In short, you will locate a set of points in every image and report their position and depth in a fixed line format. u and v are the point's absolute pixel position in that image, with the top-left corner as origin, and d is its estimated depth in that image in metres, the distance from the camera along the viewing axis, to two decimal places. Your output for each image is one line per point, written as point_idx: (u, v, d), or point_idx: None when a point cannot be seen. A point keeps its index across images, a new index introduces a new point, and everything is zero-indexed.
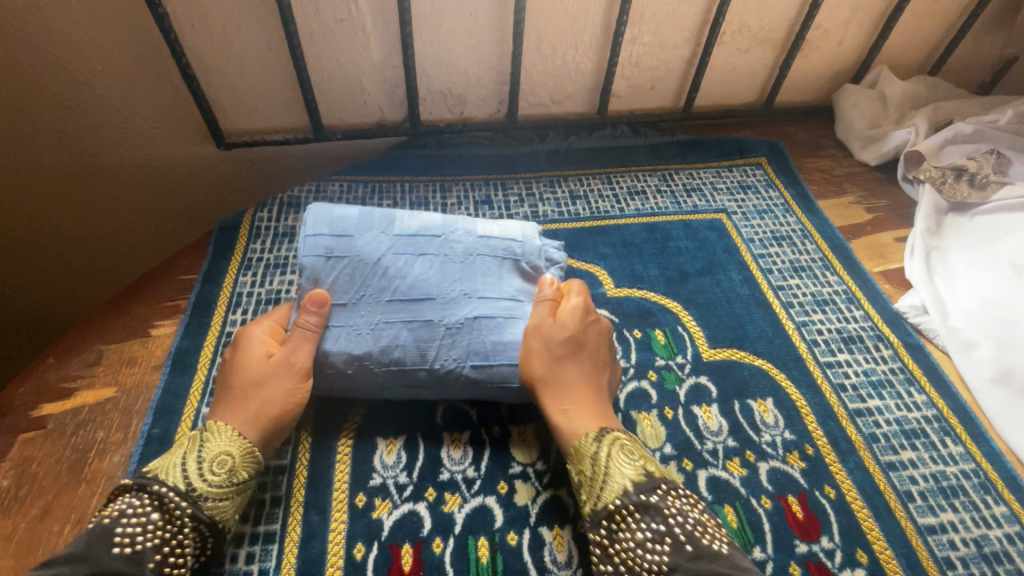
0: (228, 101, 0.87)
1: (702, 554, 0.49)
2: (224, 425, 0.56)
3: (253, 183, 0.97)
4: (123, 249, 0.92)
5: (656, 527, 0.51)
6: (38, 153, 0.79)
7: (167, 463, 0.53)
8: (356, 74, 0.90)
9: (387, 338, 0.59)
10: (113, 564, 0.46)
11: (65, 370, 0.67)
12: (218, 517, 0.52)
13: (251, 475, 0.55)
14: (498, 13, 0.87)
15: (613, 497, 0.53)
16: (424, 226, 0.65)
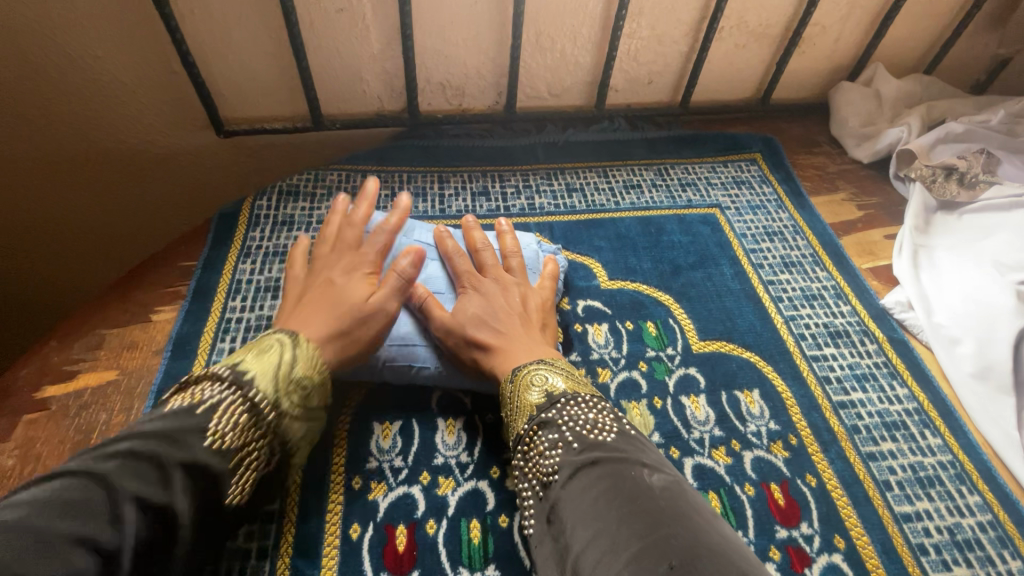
0: (229, 89, 0.88)
1: (587, 446, 0.50)
2: (310, 344, 0.58)
3: (252, 171, 0.98)
4: (125, 235, 0.93)
5: (551, 437, 0.53)
6: (39, 138, 0.79)
7: (259, 366, 0.54)
8: (356, 64, 0.91)
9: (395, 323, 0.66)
10: (204, 455, 0.47)
11: (69, 353, 0.68)
12: (290, 434, 0.54)
13: (320, 404, 0.58)
14: (497, 6, 0.88)
15: (523, 422, 0.56)
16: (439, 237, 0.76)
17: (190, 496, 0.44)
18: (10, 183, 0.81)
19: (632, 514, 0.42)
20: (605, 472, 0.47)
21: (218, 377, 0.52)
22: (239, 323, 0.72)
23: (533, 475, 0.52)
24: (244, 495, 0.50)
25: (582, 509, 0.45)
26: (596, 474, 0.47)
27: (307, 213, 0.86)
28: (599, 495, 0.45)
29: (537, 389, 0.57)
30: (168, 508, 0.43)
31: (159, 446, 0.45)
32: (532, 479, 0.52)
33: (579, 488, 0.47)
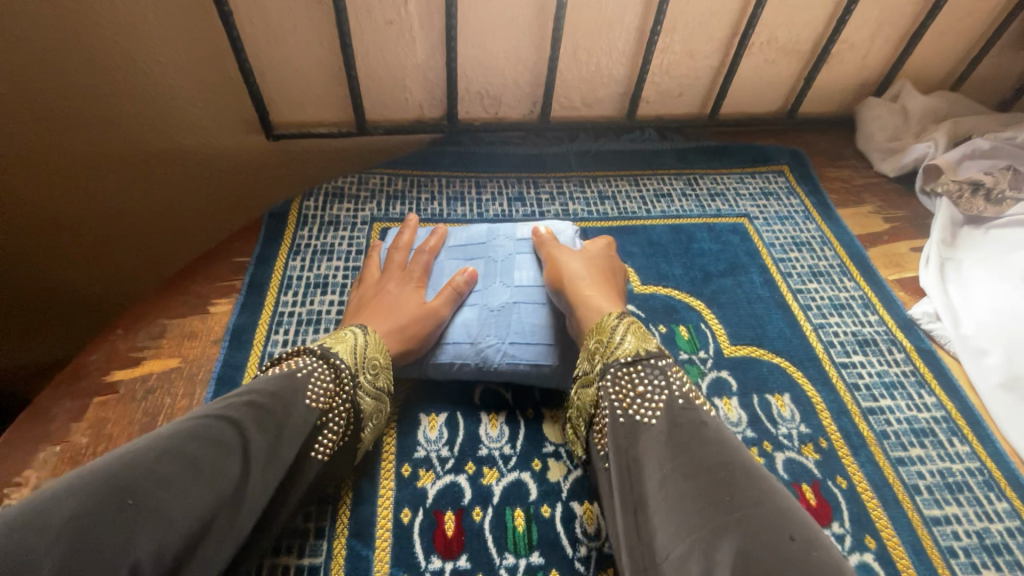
0: (280, 96, 0.93)
1: (691, 408, 0.52)
2: (374, 332, 0.65)
3: (298, 174, 1.03)
4: (176, 232, 0.98)
5: (657, 383, 0.55)
6: (99, 136, 0.82)
7: (341, 346, 0.62)
8: (400, 73, 0.94)
9: (454, 325, 0.70)
10: (304, 413, 0.54)
11: (134, 341, 0.72)
12: (362, 409, 0.61)
13: (387, 385, 0.64)
14: (538, 20, 0.91)
15: (625, 355, 0.58)
16: (472, 237, 0.80)
17: (296, 449, 0.52)
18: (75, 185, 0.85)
19: (714, 485, 0.44)
20: (698, 436, 0.49)
21: (314, 351, 0.60)
22: (291, 317, 0.76)
23: (625, 393, 0.55)
24: (329, 455, 0.57)
25: (664, 461, 0.48)
26: (695, 433, 0.49)
27: (351, 214, 0.90)
28: (684, 459, 0.47)
29: (631, 328, 0.62)
30: (280, 454, 0.51)
31: (270, 403, 0.52)
32: (623, 399, 0.55)
33: (666, 440, 0.49)
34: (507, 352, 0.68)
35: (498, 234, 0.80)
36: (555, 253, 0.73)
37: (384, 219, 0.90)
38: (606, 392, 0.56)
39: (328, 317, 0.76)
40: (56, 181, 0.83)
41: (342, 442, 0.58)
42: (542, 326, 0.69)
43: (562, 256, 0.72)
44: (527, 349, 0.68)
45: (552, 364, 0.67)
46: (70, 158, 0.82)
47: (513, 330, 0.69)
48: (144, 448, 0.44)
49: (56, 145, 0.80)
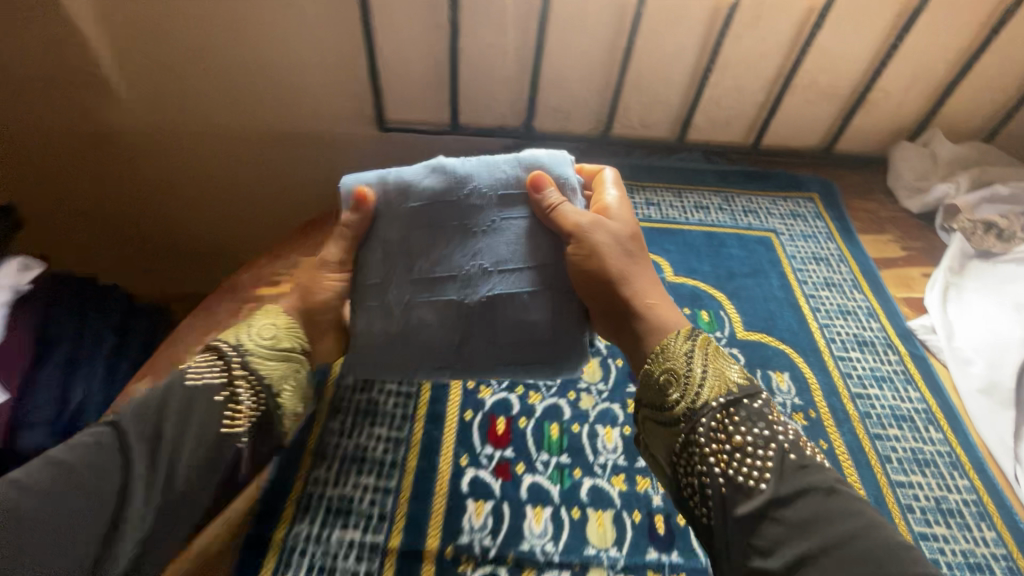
0: (395, 97, 1.16)
1: (799, 468, 0.55)
2: (277, 309, 0.69)
3: (398, 159, 1.26)
4: (303, 196, 1.27)
5: (760, 431, 0.58)
6: (257, 118, 1.13)
7: (231, 332, 0.66)
8: (492, 86, 1.16)
9: (389, 310, 0.67)
10: (183, 397, 0.59)
11: (275, 268, 0.95)
12: (269, 374, 0.63)
13: (294, 347, 0.67)
14: (609, 52, 1.11)
15: (715, 395, 0.60)
16: (439, 193, 0.67)
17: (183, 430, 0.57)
18: (237, 153, 1.18)
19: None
20: (822, 514, 0.52)
21: (203, 347, 0.64)
22: None
23: (722, 446, 0.57)
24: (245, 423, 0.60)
25: (793, 544, 0.51)
26: (816, 509, 0.52)
27: None
28: (817, 544, 0.50)
29: (703, 352, 0.64)
30: (166, 441, 0.56)
31: (146, 405, 0.58)
32: (720, 445, 0.57)
33: (794, 522, 0.52)
34: (495, 343, 0.68)
35: (471, 187, 0.68)
36: (583, 228, 0.66)
37: None
38: (705, 447, 0.58)
39: None
40: (231, 156, 1.18)
41: (256, 413, 0.61)
42: (548, 316, 0.67)
43: (591, 233, 0.66)
44: (529, 340, 0.68)
45: (555, 359, 0.69)
46: (236, 132, 1.15)
47: (503, 322, 0.67)
48: (28, 475, 0.51)
49: (229, 121, 1.13)
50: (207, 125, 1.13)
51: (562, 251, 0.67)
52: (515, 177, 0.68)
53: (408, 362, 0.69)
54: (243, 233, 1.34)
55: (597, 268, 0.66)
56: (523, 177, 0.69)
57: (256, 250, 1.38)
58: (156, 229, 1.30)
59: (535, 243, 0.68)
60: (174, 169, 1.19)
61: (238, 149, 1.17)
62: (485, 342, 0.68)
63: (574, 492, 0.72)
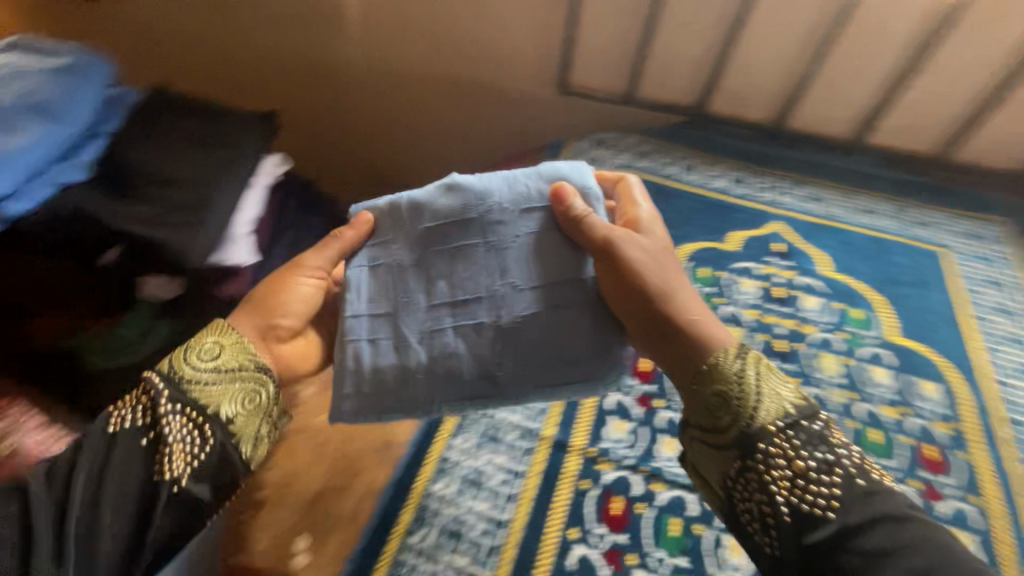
0: (582, 64, 1.25)
1: (868, 488, 0.54)
2: (229, 326, 0.67)
3: (568, 124, 1.35)
4: (478, 144, 1.42)
5: (822, 457, 0.56)
6: (458, 70, 1.28)
7: (170, 360, 0.62)
8: (675, 64, 1.22)
9: (403, 345, 0.63)
10: (98, 452, 0.57)
11: None
12: (209, 399, 0.60)
13: (238, 366, 0.63)
14: (805, 43, 1.12)
15: (772, 418, 0.58)
16: (453, 211, 0.66)
17: (107, 482, 0.55)
18: (435, 99, 1.34)
19: None
20: (894, 539, 0.50)
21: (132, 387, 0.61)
22: None
23: (784, 471, 0.56)
24: (185, 464, 0.57)
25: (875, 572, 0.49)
26: (890, 531, 0.50)
27: (611, 157, 1.23)
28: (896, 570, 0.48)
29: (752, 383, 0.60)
30: (82, 500, 0.54)
31: (61, 469, 0.56)
32: (781, 476, 0.56)
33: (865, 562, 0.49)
34: (533, 357, 0.63)
35: (485, 201, 0.66)
36: (615, 239, 0.64)
37: (634, 167, 1.21)
38: (766, 475, 0.56)
39: None
40: (426, 98, 1.35)
41: (191, 449, 0.58)
42: (593, 331, 0.64)
43: (623, 247, 0.64)
44: (576, 346, 0.64)
45: (599, 374, 0.65)
46: (438, 79, 1.31)
47: (543, 331, 0.64)
48: None
49: (435, 69, 1.29)
50: (416, 68, 1.30)
51: (596, 267, 0.64)
52: (539, 189, 0.67)
53: (417, 392, 0.64)
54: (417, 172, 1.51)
55: (642, 288, 0.64)
56: (545, 188, 0.67)
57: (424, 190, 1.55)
58: (349, 154, 1.50)
59: (559, 258, 0.65)
60: (378, 102, 1.37)
61: (435, 95, 1.34)
62: (517, 363, 0.64)
63: None
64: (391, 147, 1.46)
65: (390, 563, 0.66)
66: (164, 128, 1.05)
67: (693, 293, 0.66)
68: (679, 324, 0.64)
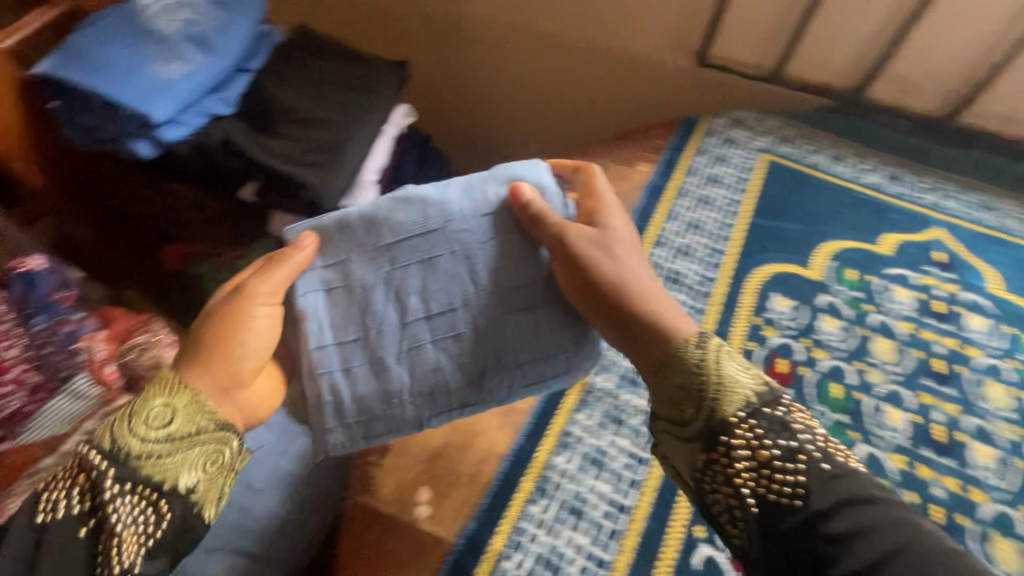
0: (728, 35, 1.14)
1: (840, 472, 0.45)
2: (176, 374, 0.50)
3: (699, 99, 1.25)
4: (594, 114, 1.34)
5: (787, 446, 0.47)
6: (589, 32, 1.20)
7: (106, 427, 0.47)
8: (838, 41, 1.10)
9: (378, 363, 0.58)
10: (27, 551, 0.44)
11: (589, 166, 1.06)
12: (164, 478, 0.46)
13: (200, 429, 0.48)
14: (1007, 26, 0.98)
15: (734, 406, 0.49)
16: (410, 227, 0.59)
17: None
18: (561, 62, 1.26)
19: None
20: (873, 522, 0.41)
21: (66, 459, 0.47)
22: (692, 193, 1.02)
23: (750, 464, 0.47)
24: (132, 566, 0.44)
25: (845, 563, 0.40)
26: (871, 519, 0.41)
27: (747, 138, 1.13)
28: (872, 557, 0.39)
29: (711, 374, 0.51)
30: None
31: None
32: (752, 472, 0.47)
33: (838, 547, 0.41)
34: (515, 352, 0.60)
35: (442, 210, 0.59)
36: (580, 242, 0.57)
37: (773, 151, 1.11)
38: (732, 468, 0.48)
39: (721, 206, 1.01)
40: (546, 61, 1.27)
41: (144, 540, 0.45)
42: (556, 330, 0.60)
43: (580, 242, 0.58)
44: (543, 341, 0.61)
45: (578, 358, 0.62)
46: (566, 41, 1.23)
47: (521, 335, 0.60)
48: None
49: (565, 30, 1.21)
50: (542, 29, 1.22)
51: (563, 270, 0.58)
52: (497, 198, 0.60)
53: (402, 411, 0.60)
54: (529, 138, 1.44)
55: (596, 277, 0.57)
56: (502, 192, 0.61)
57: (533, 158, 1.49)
58: (455, 113, 1.46)
59: (518, 261, 0.60)
60: (496, 61, 1.31)
61: (560, 58, 1.26)
62: (492, 365, 0.61)
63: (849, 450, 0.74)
64: (504, 110, 1.40)
65: (508, 535, 0.64)
66: (299, 71, 1.05)
67: (647, 269, 0.59)
68: (647, 328, 0.55)
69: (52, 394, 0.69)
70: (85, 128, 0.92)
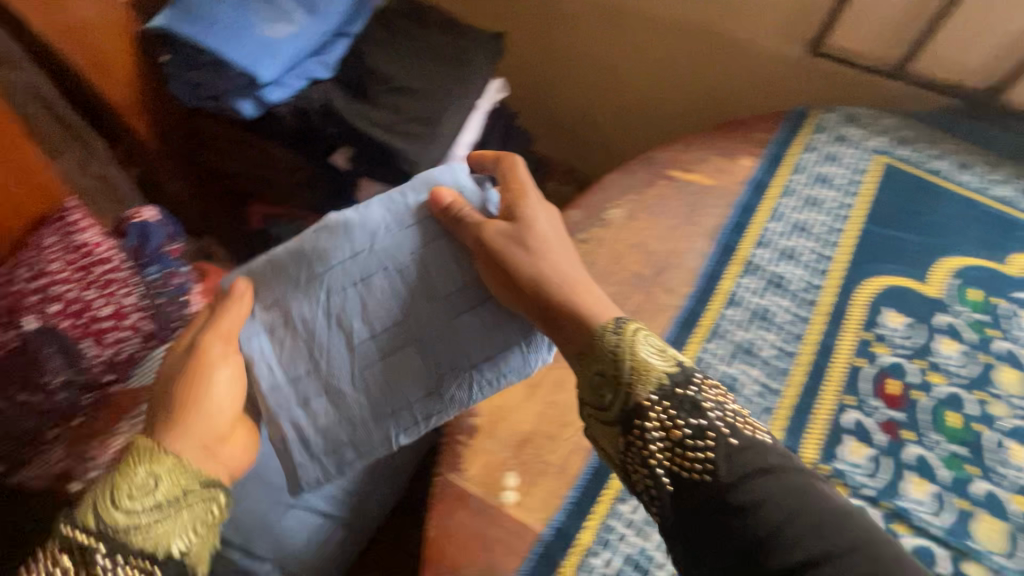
0: (852, 23, 1.05)
1: (743, 442, 0.48)
2: (151, 443, 0.50)
3: (808, 92, 1.16)
4: (687, 102, 1.27)
5: (697, 423, 0.49)
6: (696, 13, 1.13)
7: (83, 508, 0.46)
8: (980, 36, 0.99)
9: (334, 391, 0.60)
10: None
11: (687, 157, 1.01)
12: (159, 544, 0.47)
13: (191, 488, 0.49)
14: None
15: (648, 389, 0.51)
16: (341, 264, 0.61)
17: None
18: (662, 43, 1.20)
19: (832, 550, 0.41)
20: (776, 482, 0.45)
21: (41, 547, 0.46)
22: (798, 193, 0.96)
23: (661, 444, 0.49)
24: None
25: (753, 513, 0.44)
26: (775, 481, 0.45)
27: (862, 136, 1.04)
28: (776, 512, 0.43)
29: (625, 366, 0.52)
30: None
31: None
32: (664, 449, 0.49)
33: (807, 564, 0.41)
34: (463, 365, 0.61)
35: (369, 231, 0.62)
36: (513, 249, 0.58)
37: (891, 154, 1.02)
38: (646, 449, 0.50)
39: (831, 209, 0.94)
40: (645, 43, 1.22)
41: None
42: (502, 323, 0.62)
43: (501, 246, 0.59)
44: (485, 352, 0.62)
45: (524, 353, 0.63)
46: (670, 21, 1.16)
47: (474, 335, 0.62)
48: None
49: (670, 10, 1.15)
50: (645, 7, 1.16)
51: (495, 286, 0.60)
52: (421, 203, 0.64)
53: (369, 438, 0.61)
54: (612, 122, 1.39)
55: (518, 277, 0.58)
56: (422, 199, 0.64)
57: (615, 144, 1.43)
58: (539, 91, 1.42)
59: (451, 268, 0.62)
60: (591, 39, 1.26)
61: (660, 39, 1.20)
62: (441, 380, 0.62)
63: (965, 486, 0.69)
64: (592, 91, 1.35)
65: (596, 531, 0.63)
66: (397, 40, 1.04)
67: (566, 259, 0.59)
68: (568, 318, 0.56)
69: (160, 344, 0.73)
70: (191, 84, 0.92)
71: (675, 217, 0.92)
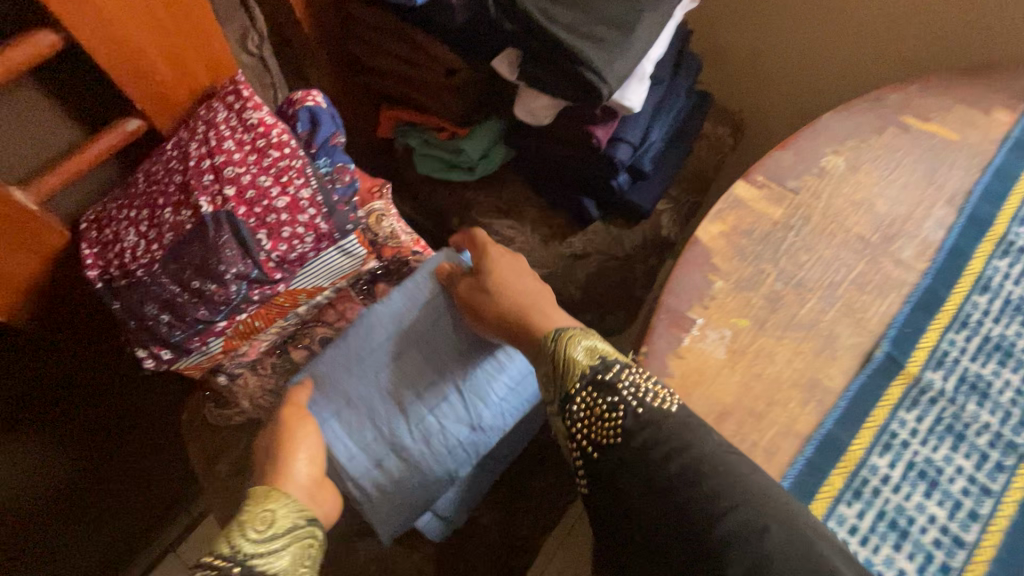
0: None
1: (650, 413, 0.54)
2: (261, 490, 0.61)
3: None
4: (899, 41, 1.04)
5: (610, 400, 0.56)
6: None
7: (215, 542, 0.56)
8: None
9: (400, 447, 0.72)
10: None
11: (924, 102, 0.82)
12: (278, 565, 0.56)
13: (300, 522, 0.60)
14: None
15: (575, 379, 0.58)
16: (383, 337, 0.76)
17: None
18: None
19: (720, 491, 0.48)
20: (673, 440, 0.52)
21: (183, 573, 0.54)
22: None
23: (582, 422, 0.56)
24: None
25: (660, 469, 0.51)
26: (670, 438, 0.52)
27: None
28: (676, 465, 0.50)
29: (555, 365, 0.60)
30: None
31: None
32: (584, 420, 0.56)
33: (699, 506, 0.47)
34: (492, 400, 0.75)
35: (388, 307, 0.78)
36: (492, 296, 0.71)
37: None
38: (570, 430, 0.57)
39: None
40: None
41: None
42: (509, 355, 0.77)
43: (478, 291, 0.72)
44: (502, 388, 0.76)
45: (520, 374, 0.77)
46: None
47: (492, 369, 0.76)
48: None
49: None
50: None
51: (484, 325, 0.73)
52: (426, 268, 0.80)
53: (435, 468, 0.73)
54: (794, 55, 1.18)
55: (495, 308, 0.70)
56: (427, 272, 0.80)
57: (790, 83, 1.22)
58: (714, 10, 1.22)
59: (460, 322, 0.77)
60: None
61: None
62: (477, 412, 0.75)
63: None
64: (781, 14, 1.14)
65: None
66: None
67: (526, 291, 0.70)
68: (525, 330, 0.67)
69: (330, 245, 0.69)
70: None
71: (911, 174, 0.76)
